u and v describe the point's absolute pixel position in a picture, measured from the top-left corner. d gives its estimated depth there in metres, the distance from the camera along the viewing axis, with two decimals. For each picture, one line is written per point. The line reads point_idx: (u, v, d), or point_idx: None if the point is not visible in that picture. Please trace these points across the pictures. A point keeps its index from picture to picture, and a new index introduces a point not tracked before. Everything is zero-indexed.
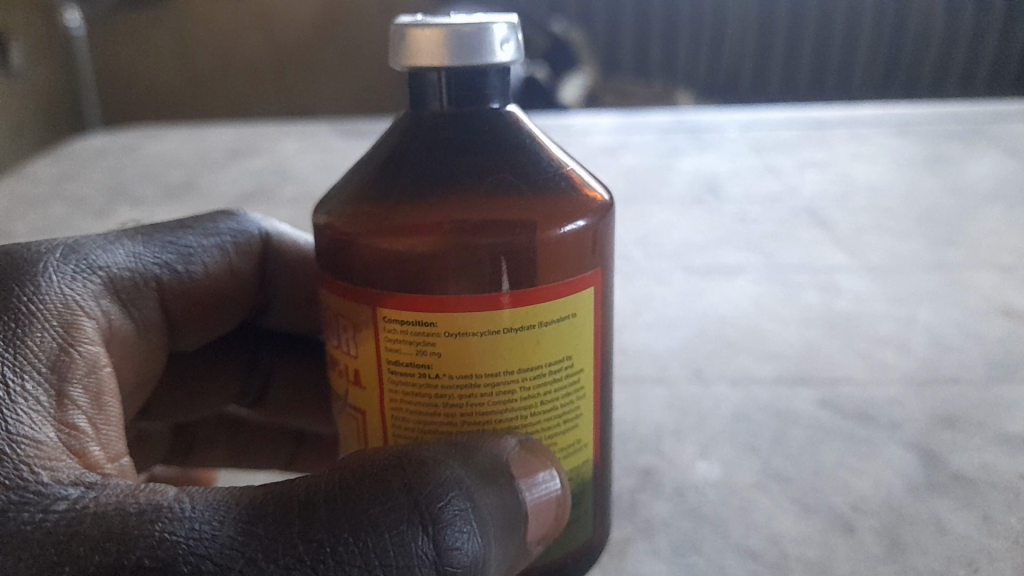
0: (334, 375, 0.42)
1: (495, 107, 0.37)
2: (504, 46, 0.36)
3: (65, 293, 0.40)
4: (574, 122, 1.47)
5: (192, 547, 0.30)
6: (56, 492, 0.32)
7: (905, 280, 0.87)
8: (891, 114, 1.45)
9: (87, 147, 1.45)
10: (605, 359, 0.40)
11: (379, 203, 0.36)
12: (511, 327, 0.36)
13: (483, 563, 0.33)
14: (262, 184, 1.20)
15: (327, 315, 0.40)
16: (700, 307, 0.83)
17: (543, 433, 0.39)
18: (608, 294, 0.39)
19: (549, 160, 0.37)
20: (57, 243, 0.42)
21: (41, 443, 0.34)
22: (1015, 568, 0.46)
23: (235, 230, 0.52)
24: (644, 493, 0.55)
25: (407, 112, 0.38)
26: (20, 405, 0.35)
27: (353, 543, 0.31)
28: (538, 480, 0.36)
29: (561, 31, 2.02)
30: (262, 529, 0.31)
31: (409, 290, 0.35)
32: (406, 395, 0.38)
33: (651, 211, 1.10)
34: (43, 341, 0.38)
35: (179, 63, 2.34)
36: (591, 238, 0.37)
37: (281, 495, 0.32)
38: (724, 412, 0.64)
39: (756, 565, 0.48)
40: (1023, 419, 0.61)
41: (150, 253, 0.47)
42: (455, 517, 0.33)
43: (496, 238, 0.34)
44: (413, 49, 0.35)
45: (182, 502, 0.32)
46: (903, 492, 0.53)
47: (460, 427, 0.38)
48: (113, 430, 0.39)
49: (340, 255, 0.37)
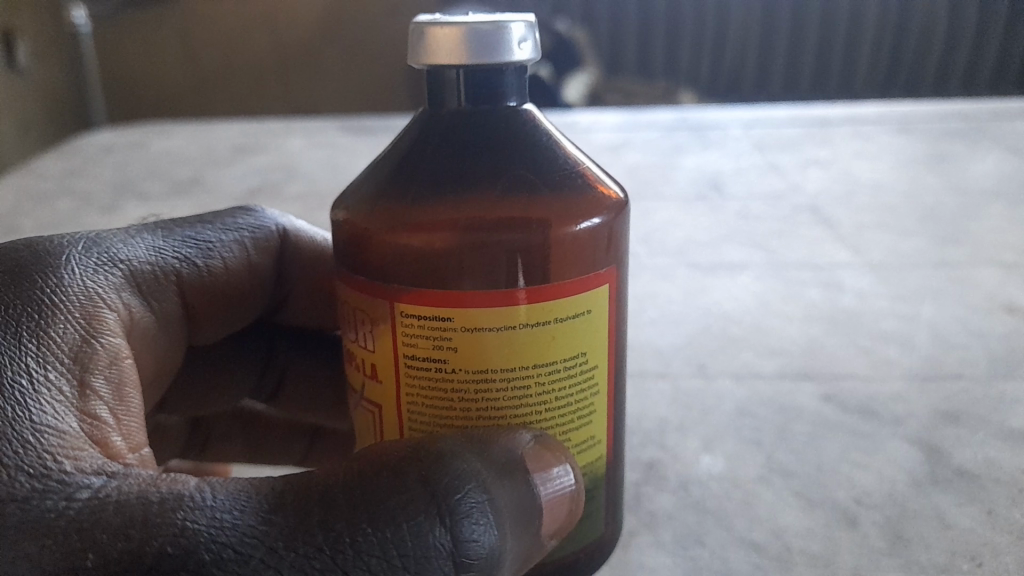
0: (350, 371, 0.43)
1: (512, 105, 0.37)
2: (522, 45, 0.37)
3: (87, 285, 0.41)
4: (576, 120, 1.48)
5: (214, 536, 0.31)
6: (79, 481, 0.33)
7: (907, 277, 0.87)
8: (894, 113, 1.45)
9: (92, 143, 1.46)
10: (618, 355, 0.41)
11: (396, 201, 0.36)
12: (526, 323, 0.36)
13: (499, 555, 0.34)
14: (267, 182, 1.21)
15: (344, 311, 0.41)
16: (703, 304, 0.84)
17: (556, 429, 0.39)
18: (622, 291, 0.40)
19: (565, 159, 0.37)
20: (78, 238, 0.43)
21: (64, 433, 0.35)
22: (1018, 563, 0.47)
23: (252, 225, 0.53)
24: (648, 487, 0.56)
25: (425, 111, 0.38)
26: (44, 395, 0.36)
27: (372, 533, 0.32)
28: (552, 475, 0.37)
29: (563, 29, 2.02)
30: (282, 518, 0.32)
31: (425, 286, 0.36)
32: (422, 389, 0.38)
33: (654, 208, 1.10)
34: (66, 333, 0.38)
35: (183, 60, 2.34)
36: (605, 236, 0.37)
37: (300, 486, 0.33)
38: (728, 407, 0.65)
39: (760, 559, 0.48)
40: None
41: (169, 248, 0.48)
42: (471, 509, 0.33)
43: (511, 236, 0.35)
44: (430, 48, 0.36)
45: (203, 492, 0.32)
46: (905, 487, 0.54)
47: (475, 422, 0.38)
48: (134, 421, 0.40)
49: (357, 251, 0.38)
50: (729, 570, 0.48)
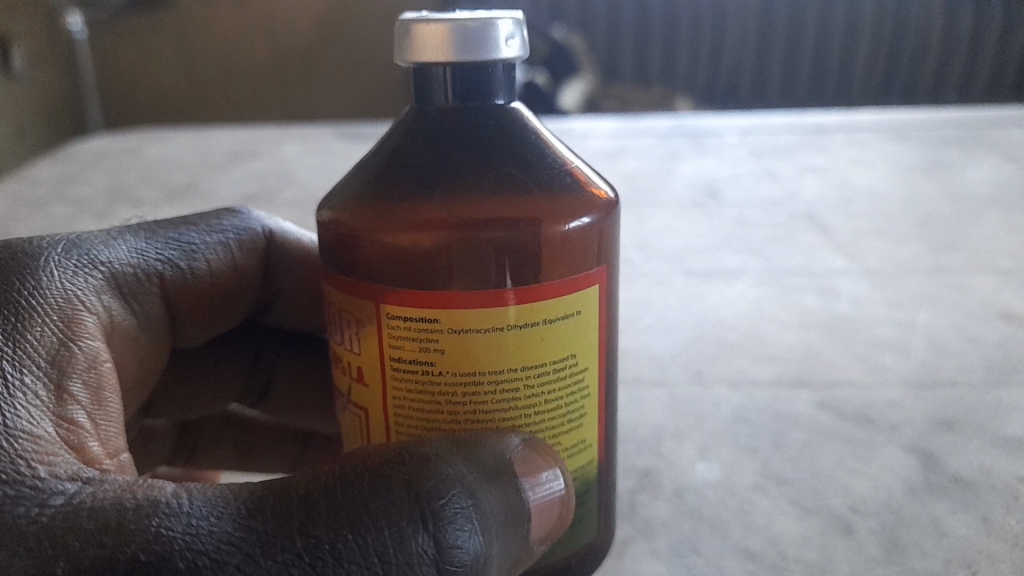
0: (337, 373, 0.42)
1: (500, 102, 0.37)
2: (510, 42, 0.36)
3: (65, 288, 0.40)
4: (573, 126, 1.47)
5: (189, 543, 0.30)
6: (53, 487, 0.32)
7: (903, 283, 0.87)
8: (891, 120, 1.45)
9: (89, 149, 1.46)
10: (610, 357, 0.40)
11: (381, 201, 0.35)
12: (515, 324, 0.36)
13: (484, 561, 0.33)
14: (262, 188, 1.20)
15: (330, 313, 0.40)
16: (699, 310, 0.83)
17: (547, 431, 0.39)
18: (613, 292, 0.39)
19: (554, 157, 0.37)
20: (59, 239, 0.43)
21: (39, 437, 0.34)
22: (1014, 569, 0.46)
23: (239, 227, 0.52)
24: (643, 494, 0.55)
25: (412, 110, 0.37)
26: (19, 399, 0.35)
27: (352, 539, 0.31)
28: (542, 479, 0.36)
29: (560, 36, 2.02)
30: (260, 525, 0.31)
31: (412, 287, 0.35)
32: (409, 391, 0.38)
33: (650, 215, 1.10)
34: (44, 335, 0.37)
35: (180, 66, 2.34)
36: (595, 236, 0.37)
37: (280, 492, 0.32)
38: (723, 414, 0.64)
39: (754, 566, 0.48)
40: (1022, 422, 0.60)
41: (153, 250, 0.47)
42: (456, 514, 0.32)
43: (499, 235, 0.34)
44: (417, 45, 0.35)
45: (180, 498, 0.31)
46: (903, 494, 0.53)
47: (463, 425, 0.37)
48: (112, 426, 0.39)
49: (343, 252, 0.37)
50: None
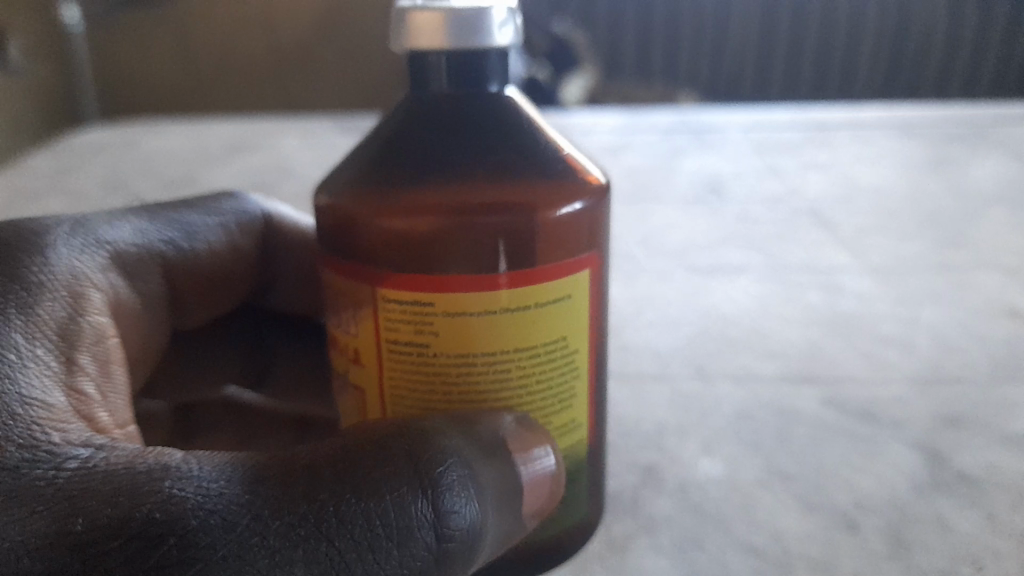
0: (333, 355, 0.43)
1: (493, 90, 0.38)
2: (502, 29, 0.37)
3: (74, 265, 0.42)
4: (576, 121, 1.49)
5: (201, 503, 0.31)
6: (68, 452, 0.33)
7: (907, 280, 0.88)
8: (894, 117, 1.46)
9: (88, 141, 1.47)
10: (599, 340, 0.41)
11: (377, 187, 0.37)
12: (508, 307, 0.37)
13: (479, 529, 0.34)
14: (262, 181, 1.21)
15: (327, 296, 0.41)
16: (702, 306, 0.84)
17: (539, 411, 0.40)
18: (603, 276, 0.40)
19: (547, 143, 0.38)
20: (65, 219, 0.44)
21: (52, 406, 0.35)
22: (1019, 567, 0.47)
23: (237, 210, 0.54)
24: (646, 489, 0.56)
25: (407, 97, 0.39)
26: (31, 368, 0.36)
27: (355, 505, 0.32)
28: (533, 455, 0.37)
29: (561, 35, 2.03)
30: (266, 488, 0.32)
31: (409, 270, 0.36)
32: (405, 371, 0.39)
33: (652, 211, 1.11)
34: (53, 309, 0.39)
35: (179, 60, 2.35)
36: (587, 221, 0.38)
37: (284, 460, 0.33)
38: (727, 410, 0.65)
39: (759, 563, 0.49)
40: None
41: (155, 230, 0.49)
42: (453, 483, 0.34)
43: (494, 220, 0.35)
44: (412, 33, 0.37)
45: (189, 464, 0.33)
46: (905, 492, 0.54)
47: (457, 404, 0.39)
48: (120, 398, 0.40)
49: (340, 236, 0.38)
50: (728, 574, 0.48)
